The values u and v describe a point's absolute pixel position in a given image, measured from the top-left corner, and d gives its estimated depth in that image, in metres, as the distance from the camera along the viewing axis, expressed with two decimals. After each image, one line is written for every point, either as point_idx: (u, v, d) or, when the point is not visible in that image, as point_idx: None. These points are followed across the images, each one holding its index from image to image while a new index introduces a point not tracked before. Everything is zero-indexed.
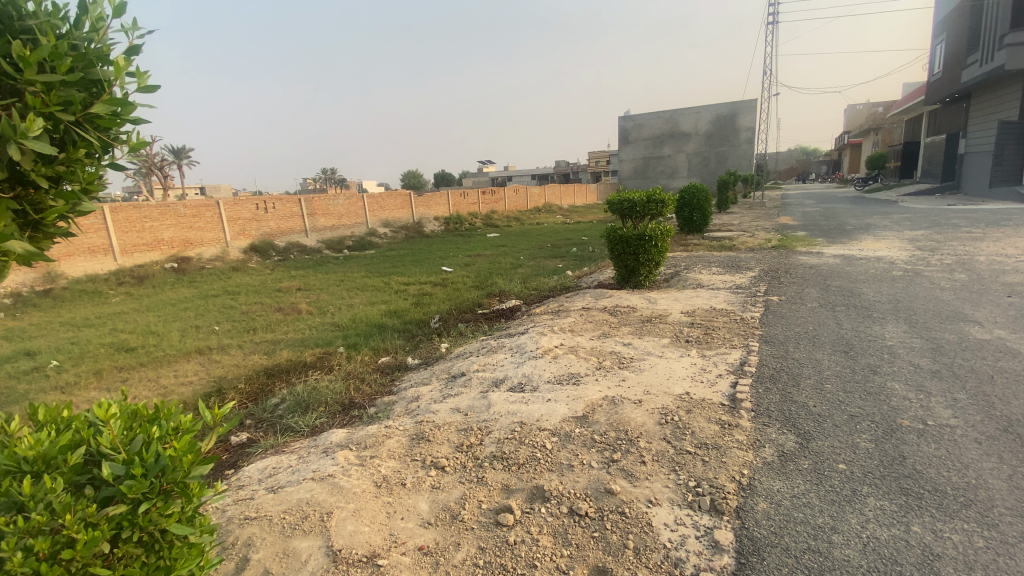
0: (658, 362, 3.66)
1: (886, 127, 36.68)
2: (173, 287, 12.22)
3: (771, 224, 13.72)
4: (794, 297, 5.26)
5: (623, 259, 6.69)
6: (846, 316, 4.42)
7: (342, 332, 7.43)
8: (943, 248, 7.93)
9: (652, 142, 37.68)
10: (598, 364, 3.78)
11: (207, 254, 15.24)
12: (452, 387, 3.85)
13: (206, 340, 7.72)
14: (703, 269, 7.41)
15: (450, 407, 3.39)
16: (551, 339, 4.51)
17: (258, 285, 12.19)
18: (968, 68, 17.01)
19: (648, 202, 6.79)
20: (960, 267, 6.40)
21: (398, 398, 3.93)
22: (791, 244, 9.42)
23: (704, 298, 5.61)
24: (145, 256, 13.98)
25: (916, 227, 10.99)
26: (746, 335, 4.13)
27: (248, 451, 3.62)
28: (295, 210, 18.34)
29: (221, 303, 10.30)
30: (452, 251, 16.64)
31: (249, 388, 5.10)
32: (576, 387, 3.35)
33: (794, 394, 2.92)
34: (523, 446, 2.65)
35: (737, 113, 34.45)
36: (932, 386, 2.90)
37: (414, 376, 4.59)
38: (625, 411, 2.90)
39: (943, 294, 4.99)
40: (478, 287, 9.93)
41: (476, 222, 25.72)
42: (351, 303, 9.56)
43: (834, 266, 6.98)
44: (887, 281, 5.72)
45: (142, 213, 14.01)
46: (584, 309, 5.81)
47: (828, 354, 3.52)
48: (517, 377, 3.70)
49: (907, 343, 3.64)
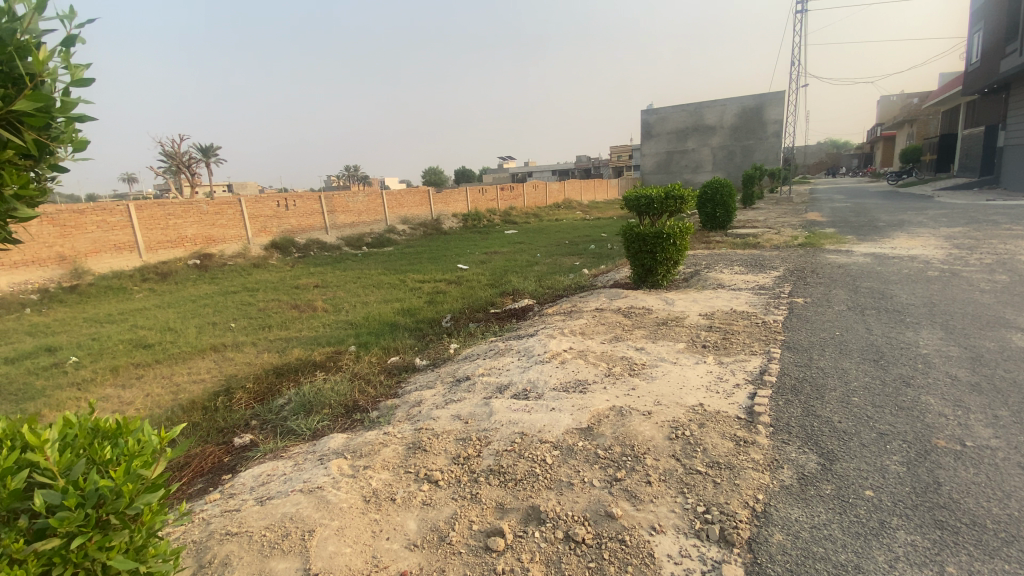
0: (671, 370, 3.47)
1: (921, 119, 35.22)
2: (194, 284, 12.43)
3: (797, 221, 13.26)
4: (820, 300, 4.98)
5: (639, 257, 6.47)
6: (876, 321, 4.14)
7: (354, 331, 7.39)
8: (983, 247, 7.47)
9: (675, 136, 36.95)
10: (607, 370, 3.61)
11: (229, 251, 15.47)
12: (456, 391, 3.73)
13: (221, 337, 7.78)
14: (724, 268, 7.13)
15: (451, 414, 3.26)
16: (561, 342, 4.35)
17: (276, 282, 12.31)
18: (1006, 58, 16.16)
19: (666, 199, 6.54)
20: (1001, 267, 5.99)
21: (401, 402, 3.83)
22: (819, 242, 9.03)
23: (724, 300, 5.36)
24: (169, 253, 14.27)
25: (953, 224, 10.44)
26: (767, 341, 3.89)
27: (248, 455, 3.57)
28: (315, 207, 18.49)
29: (240, 300, 10.42)
30: (469, 248, 16.57)
31: (256, 387, 5.08)
32: (582, 395, 3.19)
33: (817, 408, 2.70)
34: (522, 460, 2.50)
35: (764, 105, 33.50)
36: (970, 402, 2.65)
37: (420, 378, 4.48)
38: (633, 423, 2.73)
39: (983, 297, 4.65)
40: (492, 285, 9.81)
41: (495, 218, 25.61)
42: (366, 301, 9.55)
43: (865, 265, 6.62)
44: (922, 282, 5.38)
45: (166, 210, 14.28)
46: (597, 311, 5.63)
47: (855, 363, 3.28)
48: (522, 383, 3.56)
49: (943, 351, 3.37)
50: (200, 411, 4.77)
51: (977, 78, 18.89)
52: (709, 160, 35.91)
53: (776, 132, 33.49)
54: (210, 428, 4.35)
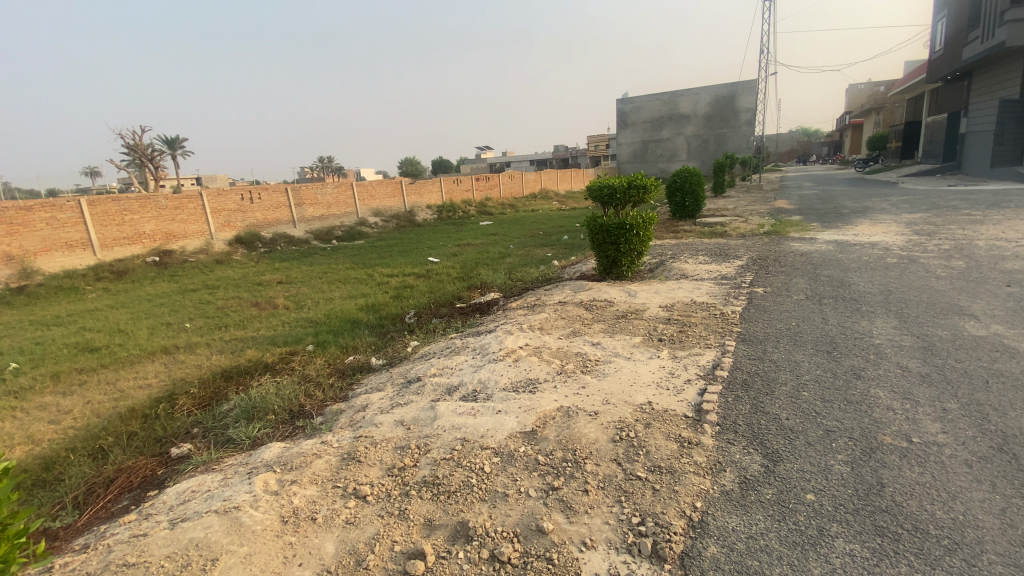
0: (624, 366, 3.35)
1: (887, 107, 35.98)
2: (152, 282, 11.93)
3: (766, 208, 13.34)
4: (779, 289, 4.94)
5: (604, 249, 6.36)
6: (833, 310, 4.09)
7: (314, 329, 7.13)
8: (941, 232, 7.59)
9: (649, 125, 37.03)
10: (560, 367, 3.47)
11: (191, 247, 14.90)
12: (404, 393, 3.56)
13: (174, 339, 7.43)
14: (689, 258, 7.07)
15: (393, 419, 3.10)
16: (518, 339, 4.20)
17: (239, 278, 11.89)
18: (968, 45, 16.45)
19: (629, 189, 6.43)
20: (957, 252, 6.07)
21: (346, 406, 3.65)
22: (784, 230, 9.06)
23: (685, 291, 5.29)
24: (126, 250, 13.66)
25: (915, 210, 10.60)
26: (723, 334, 3.81)
27: (181, 468, 3.37)
28: (281, 200, 17.95)
29: (198, 298, 10.02)
30: (442, 240, 16.32)
31: (202, 391, 4.84)
32: (531, 396, 3.03)
33: (766, 405, 2.62)
34: (459, 470, 2.35)
35: (737, 94, 33.73)
36: (919, 394, 2.60)
37: (372, 380, 4.29)
38: (579, 425, 2.59)
39: (938, 284, 4.67)
40: (461, 278, 9.62)
41: (470, 210, 25.30)
42: (330, 297, 9.28)
43: (827, 253, 6.63)
44: (880, 269, 5.39)
45: (122, 205, 13.65)
46: (560, 304, 5.50)
47: (808, 355, 3.22)
48: (472, 383, 3.40)
49: (896, 341, 3.33)
50: (139, 419, 4.51)
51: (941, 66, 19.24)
52: (684, 148, 36.11)
53: (748, 120, 33.81)
54: (148, 438, 4.11)
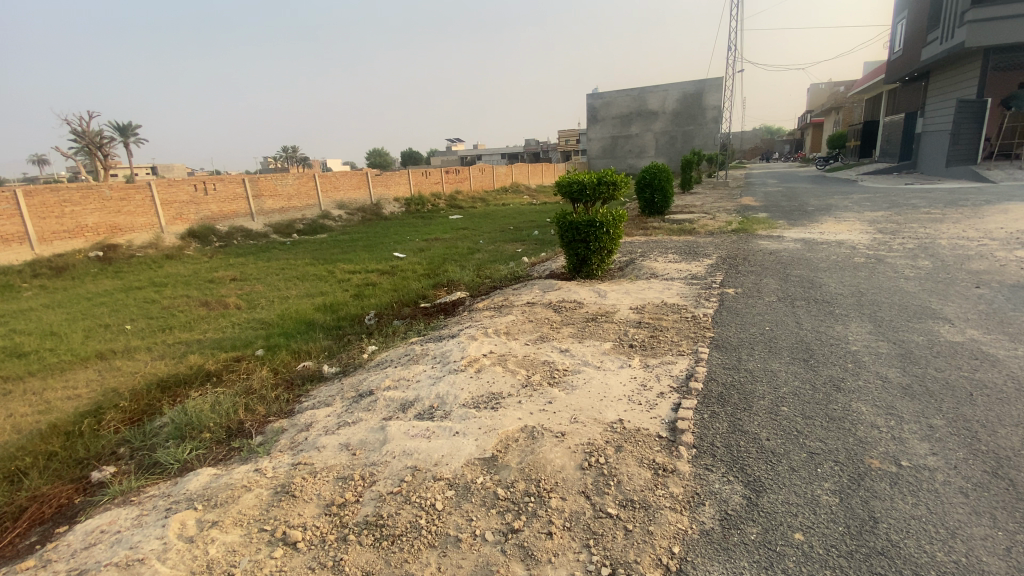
0: (594, 377, 3.11)
1: (847, 106, 37.10)
2: (94, 279, 11.11)
3: (733, 205, 13.40)
4: (751, 290, 4.81)
5: (573, 247, 6.13)
6: (806, 313, 3.96)
7: (266, 332, 6.67)
8: (904, 230, 7.68)
9: (619, 120, 37.13)
10: (526, 378, 3.19)
11: (139, 241, 13.99)
12: (353, 409, 3.23)
13: (112, 342, 6.84)
14: (659, 256, 6.91)
15: (338, 442, 2.78)
16: (481, 345, 3.91)
17: (189, 275, 11.18)
18: (928, 46, 16.92)
19: (599, 185, 6.19)
20: (922, 251, 6.10)
21: (289, 424, 3.31)
22: (752, 227, 9.03)
23: (656, 291, 5.11)
24: (66, 244, 12.70)
25: (876, 208, 10.78)
26: (695, 339, 3.61)
27: (97, 498, 2.97)
28: (238, 191, 17.09)
29: (143, 297, 9.34)
30: (409, 235, 15.87)
31: (134, 405, 4.39)
32: (493, 413, 2.75)
33: (744, 423, 2.42)
34: (408, 508, 2.07)
35: (705, 91, 34.12)
36: (902, 409, 2.46)
37: (321, 392, 3.94)
38: (544, 449, 2.33)
39: (908, 285, 4.62)
40: (427, 276, 9.26)
41: (439, 203, 24.79)
42: (287, 296, 8.78)
43: (795, 252, 6.58)
44: (850, 269, 5.34)
45: (61, 196, 12.68)
46: (527, 305, 5.24)
47: (784, 364, 3.05)
48: (428, 397, 3.10)
49: (873, 347, 3.21)
50: (60, 436, 4.00)
51: (901, 67, 19.80)
52: (653, 144, 36.37)
53: (715, 117, 34.28)
54: (66, 458, 3.65)
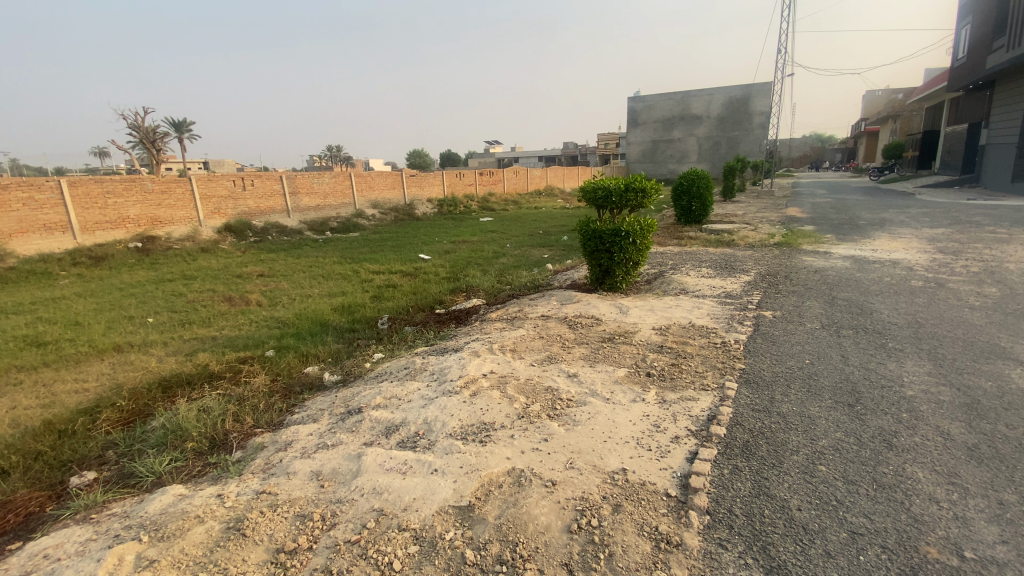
0: (600, 412, 2.74)
1: (905, 115, 35.02)
2: (130, 269, 11.41)
3: (777, 217, 12.63)
4: (790, 314, 4.32)
5: (596, 257, 5.75)
6: (853, 346, 3.47)
7: (279, 332, 6.58)
8: (968, 251, 6.93)
9: (661, 125, 36.22)
10: (524, 408, 2.84)
11: (178, 234, 14.38)
12: (336, 429, 2.98)
13: (131, 335, 6.90)
14: (691, 270, 6.44)
15: (309, 470, 2.54)
16: (482, 363, 3.60)
17: (219, 270, 11.34)
18: (993, 53, 15.67)
19: (626, 191, 5.79)
20: (989, 276, 5.43)
21: (269, 442, 3.11)
22: (796, 241, 8.40)
23: (683, 310, 4.68)
24: (108, 235, 13.14)
25: (936, 224, 9.92)
26: (722, 371, 3.19)
27: (64, 510, 2.84)
28: (275, 188, 17.38)
29: (171, 290, 9.47)
30: (438, 236, 15.75)
31: (131, 406, 4.33)
32: (480, 449, 2.43)
33: (771, 484, 2.02)
34: (361, 564, 1.78)
35: (751, 96, 32.92)
36: (968, 479, 2.00)
37: (313, 405, 3.73)
38: (529, 502, 2.00)
39: (973, 316, 4.05)
40: (448, 279, 9.04)
41: (472, 205, 24.65)
42: (308, 294, 8.73)
43: (843, 271, 6.00)
44: (905, 294, 4.76)
45: (105, 188, 13.13)
46: (542, 318, 4.91)
47: (824, 409, 2.61)
48: (415, 423, 2.81)
49: (933, 394, 2.72)
50: (53, 434, 3.95)
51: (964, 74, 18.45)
52: (694, 150, 35.32)
53: (762, 123, 32.95)
54: (51, 459, 3.56)
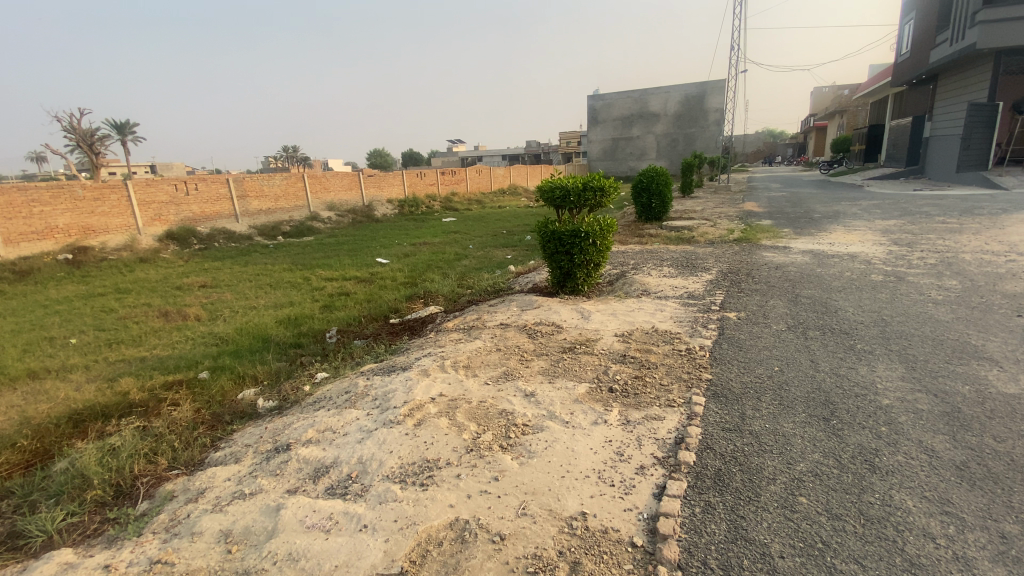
0: (558, 440, 2.43)
1: (851, 110, 36.45)
2: (58, 284, 10.48)
3: (735, 211, 12.74)
4: (755, 315, 4.15)
5: (556, 259, 5.48)
6: (822, 350, 3.30)
7: (217, 350, 6.04)
8: (921, 242, 7.03)
9: (621, 122, 36.52)
10: (474, 438, 2.51)
11: (114, 243, 13.36)
12: (258, 473, 2.60)
13: (49, 359, 6.20)
14: (653, 269, 6.26)
15: (218, 528, 2.16)
16: (431, 383, 3.24)
17: (157, 281, 10.54)
18: (937, 48, 16.25)
19: (584, 190, 5.54)
20: (945, 268, 5.45)
21: (181, 490, 2.70)
22: (756, 236, 8.39)
23: (646, 314, 4.46)
24: (35, 246, 12.06)
25: (887, 215, 10.15)
26: (689, 384, 2.95)
27: None
28: (221, 192, 16.46)
29: (101, 306, 8.69)
30: (397, 238, 15.24)
31: (33, 444, 3.77)
32: (419, 496, 2.10)
33: (749, 523, 1.78)
34: None
35: (707, 93, 33.55)
36: (962, 506, 1.83)
37: (241, 438, 3.33)
38: (470, 566, 1.68)
39: (938, 311, 3.97)
40: (406, 285, 8.63)
41: (434, 205, 24.14)
42: (254, 306, 8.17)
43: (804, 266, 5.93)
44: (868, 290, 4.69)
45: (29, 196, 12.06)
46: (499, 327, 4.59)
47: (798, 425, 2.39)
48: (348, 463, 2.46)
49: (910, 402, 2.56)
50: None
51: (907, 70, 19.15)
52: (653, 146, 35.76)
53: (718, 119, 33.63)
54: None
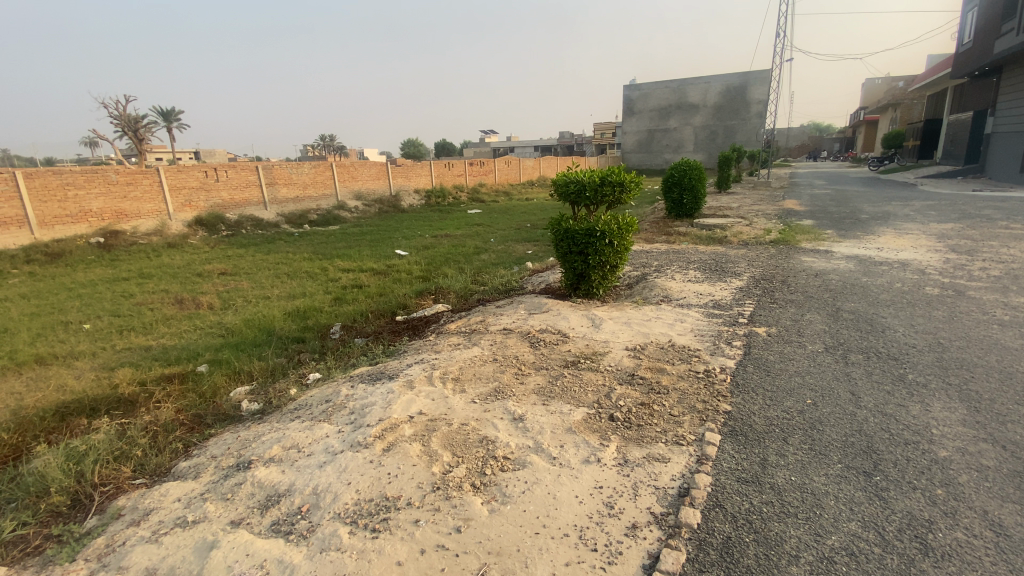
0: (540, 481, 2.08)
1: (906, 103, 34.31)
2: (86, 267, 10.69)
3: (773, 210, 11.98)
4: (789, 332, 3.68)
5: (570, 260, 5.09)
6: (866, 379, 2.82)
7: (220, 342, 5.91)
8: (982, 250, 6.32)
9: (657, 113, 35.42)
10: (446, 472, 2.19)
11: (144, 228, 13.58)
12: (209, 496, 2.35)
13: (59, 345, 6.18)
14: (677, 272, 5.80)
15: (144, 565, 1.91)
16: (414, 399, 2.92)
17: (180, 267, 10.61)
18: (1001, 38, 14.95)
19: (602, 186, 5.11)
20: (1012, 281, 4.82)
21: (129, 508, 2.47)
22: (793, 238, 7.77)
23: (663, 325, 4.03)
24: (69, 229, 12.37)
25: (943, 218, 9.28)
26: (703, 417, 2.54)
27: None
28: (251, 179, 16.60)
29: (121, 291, 8.74)
30: (420, 229, 15.07)
31: (13, 440, 3.64)
32: (365, 546, 1.78)
33: None
34: None
35: (748, 84, 32.18)
36: None
37: (212, 446, 3.10)
38: None
39: (1005, 335, 3.42)
40: (421, 279, 8.39)
41: (461, 195, 23.90)
42: (267, 296, 8.07)
43: (847, 274, 5.34)
44: (922, 305, 4.13)
45: (65, 180, 12.36)
46: (502, 333, 4.25)
47: (832, 481, 1.97)
48: (300, 493, 2.18)
49: (973, 457, 2.09)
50: None
51: (969, 60, 17.69)
52: (690, 140, 34.54)
53: (760, 111, 32.19)
54: None
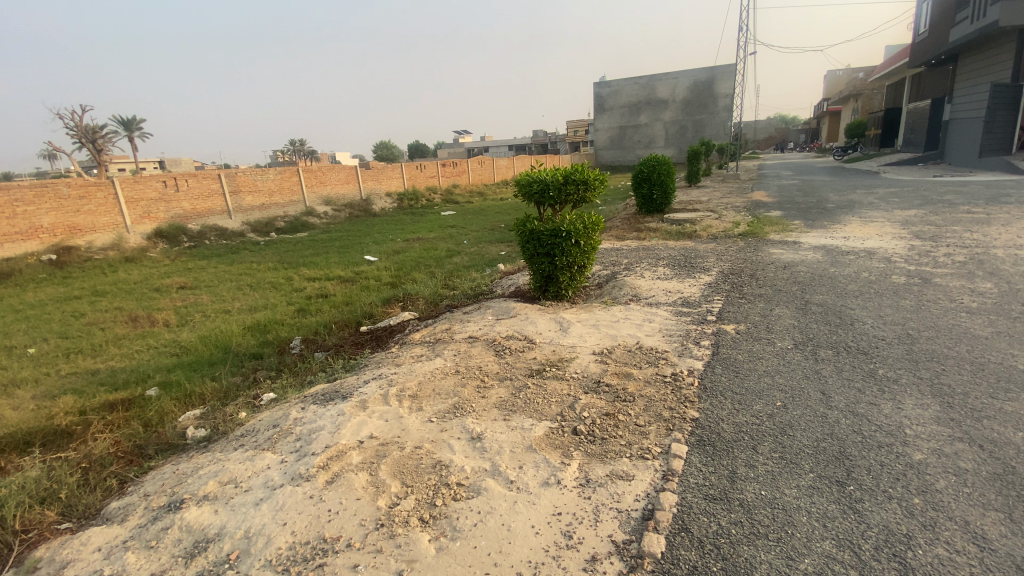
0: (495, 509, 1.91)
1: (866, 93, 35.21)
2: (36, 286, 10.13)
3: (743, 202, 12.06)
4: (758, 328, 3.59)
5: (536, 262, 4.94)
6: (836, 377, 2.72)
7: (174, 362, 5.59)
8: (946, 235, 6.37)
9: (627, 110, 35.61)
10: (392, 504, 2.00)
11: (101, 242, 12.97)
12: (131, 545, 2.13)
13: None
14: (647, 270, 5.69)
15: None
16: (365, 422, 2.72)
17: (137, 283, 10.12)
18: (957, 26, 15.35)
19: (565, 184, 4.97)
20: (975, 266, 4.83)
21: (44, 562, 2.21)
22: (763, 230, 7.76)
23: (632, 326, 3.89)
24: (18, 247, 11.73)
25: (906, 205, 9.43)
26: (670, 426, 2.40)
27: None
28: (213, 188, 16.03)
29: (72, 311, 8.27)
30: (391, 234, 14.76)
31: None
32: None
33: None
34: None
35: (715, 78, 32.56)
36: None
37: (148, 482, 2.84)
38: None
39: (974, 323, 3.37)
40: (389, 285, 8.14)
41: (434, 197, 23.60)
42: (228, 309, 7.73)
43: (815, 266, 5.30)
44: (889, 295, 4.09)
45: (11, 195, 11.71)
46: (466, 342, 4.06)
47: (804, 493, 1.85)
48: (230, 538, 1.96)
49: (949, 459, 1.98)
50: None
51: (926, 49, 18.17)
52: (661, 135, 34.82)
53: (728, 105, 32.62)
54: None
